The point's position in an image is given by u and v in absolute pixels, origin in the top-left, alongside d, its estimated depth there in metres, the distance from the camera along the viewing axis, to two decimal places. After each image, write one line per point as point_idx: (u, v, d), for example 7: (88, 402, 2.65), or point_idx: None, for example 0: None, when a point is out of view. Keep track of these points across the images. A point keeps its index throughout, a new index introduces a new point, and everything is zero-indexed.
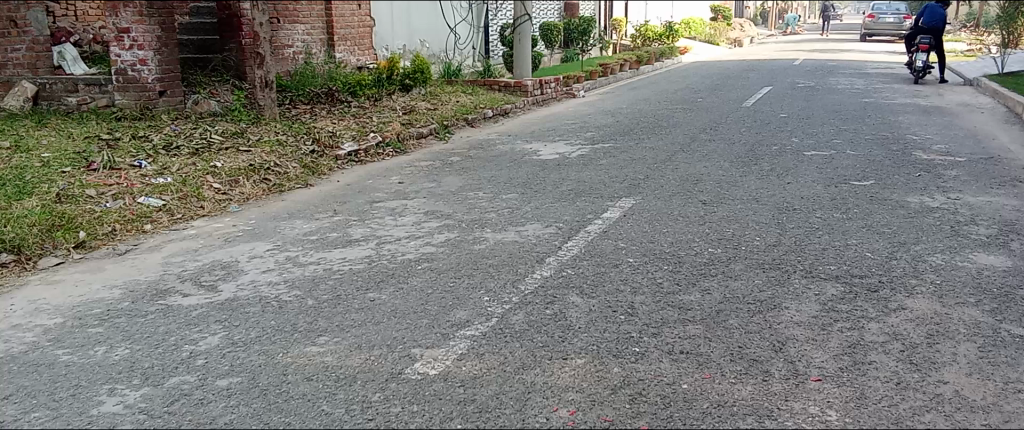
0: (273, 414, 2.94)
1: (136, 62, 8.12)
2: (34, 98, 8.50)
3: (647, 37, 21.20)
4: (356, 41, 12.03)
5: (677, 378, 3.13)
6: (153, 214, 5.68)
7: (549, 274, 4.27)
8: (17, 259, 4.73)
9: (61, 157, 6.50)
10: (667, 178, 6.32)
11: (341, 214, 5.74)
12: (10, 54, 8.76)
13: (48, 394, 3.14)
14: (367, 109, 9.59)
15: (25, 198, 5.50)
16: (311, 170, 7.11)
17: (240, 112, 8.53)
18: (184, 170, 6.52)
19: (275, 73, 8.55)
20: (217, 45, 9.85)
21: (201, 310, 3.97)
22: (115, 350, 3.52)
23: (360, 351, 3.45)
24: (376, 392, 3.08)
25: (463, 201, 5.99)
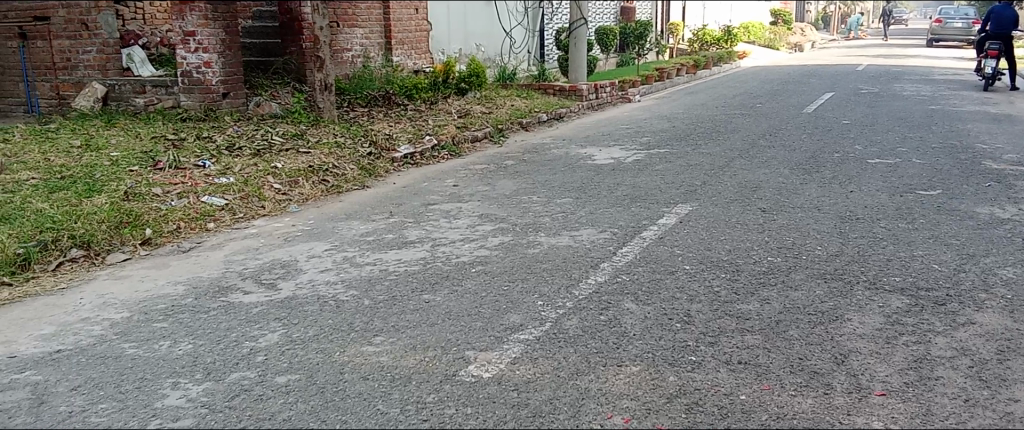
0: (330, 411, 2.98)
1: (200, 65, 8.32)
2: (104, 99, 8.87)
3: (705, 42, 20.92)
4: (413, 45, 12.16)
5: (735, 388, 3.07)
6: (216, 212, 5.82)
7: (604, 280, 4.25)
8: (87, 254, 4.90)
9: (129, 156, 6.71)
10: (725, 185, 6.23)
11: (397, 216, 5.80)
12: (82, 56, 9.13)
13: (115, 385, 3.23)
14: (423, 112, 9.69)
15: (94, 195, 5.69)
16: (368, 171, 7.21)
17: (300, 114, 8.69)
18: (246, 171, 6.67)
19: (334, 76, 8.71)
20: (278, 48, 10.07)
21: (261, 308, 4.05)
22: (179, 344, 3.62)
23: (416, 351, 3.47)
24: (431, 393, 3.10)
25: (518, 204, 6.00)
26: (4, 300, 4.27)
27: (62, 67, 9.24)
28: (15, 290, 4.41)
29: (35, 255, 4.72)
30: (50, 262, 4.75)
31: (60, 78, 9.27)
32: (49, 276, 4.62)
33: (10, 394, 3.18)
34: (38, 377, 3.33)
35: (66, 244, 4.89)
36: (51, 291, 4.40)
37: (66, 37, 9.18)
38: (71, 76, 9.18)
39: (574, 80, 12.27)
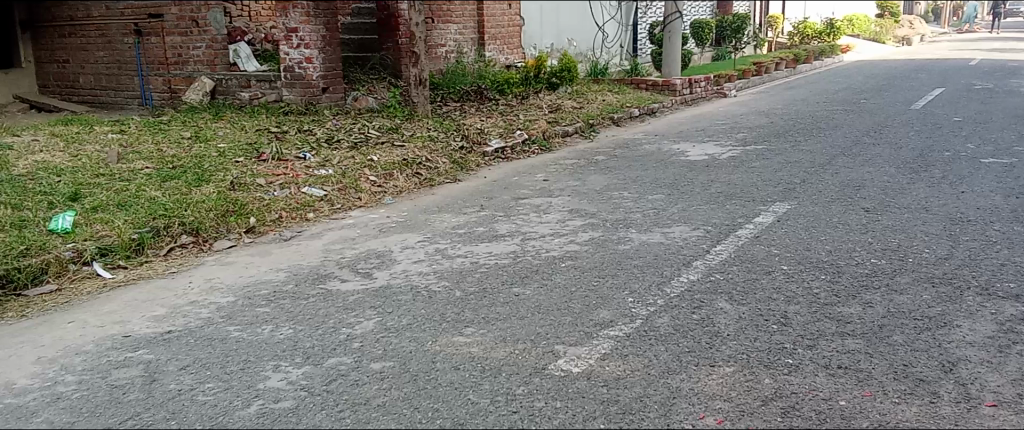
0: (423, 399, 3.05)
1: (302, 61, 8.63)
2: (212, 93, 9.31)
3: (806, 35, 20.23)
4: (505, 40, 12.25)
5: (834, 393, 2.97)
6: (315, 203, 6.03)
7: (697, 278, 4.18)
8: (196, 241, 5.16)
9: (235, 148, 7.01)
10: (825, 183, 6.02)
11: (488, 210, 5.86)
12: (193, 52, 9.51)
13: (220, 366, 3.39)
14: (514, 107, 9.74)
15: (203, 185, 5.97)
16: (460, 165, 7.31)
17: (395, 108, 8.89)
18: (344, 163, 6.88)
19: (429, 71, 8.86)
20: (375, 44, 10.32)
21: (357, 296, 4.17)
22: (280, 329, 3.77)
23: (506, 344, 3.51)
24: (520, 385, 3.13)
25: (609, 200, 5.96)
26: (121, 282, 4.55)
27: (174, 62, 9.67)
28: (131, 273, 4.67)
29: (149, 240, 4.98)
30: (162, 248, 5.01)
31: (172, 73, 9.72)
32: (162, 261, 4.88)
33: (125, 371, 3.37)
34: (150, 356, 3.52)
35: (177, 230, 5.15)
36: (164, 275, 4.65)
37: (178, 34, 9.57)
38: (181, 70, 9.64)
39: (667, 75, 12.07)
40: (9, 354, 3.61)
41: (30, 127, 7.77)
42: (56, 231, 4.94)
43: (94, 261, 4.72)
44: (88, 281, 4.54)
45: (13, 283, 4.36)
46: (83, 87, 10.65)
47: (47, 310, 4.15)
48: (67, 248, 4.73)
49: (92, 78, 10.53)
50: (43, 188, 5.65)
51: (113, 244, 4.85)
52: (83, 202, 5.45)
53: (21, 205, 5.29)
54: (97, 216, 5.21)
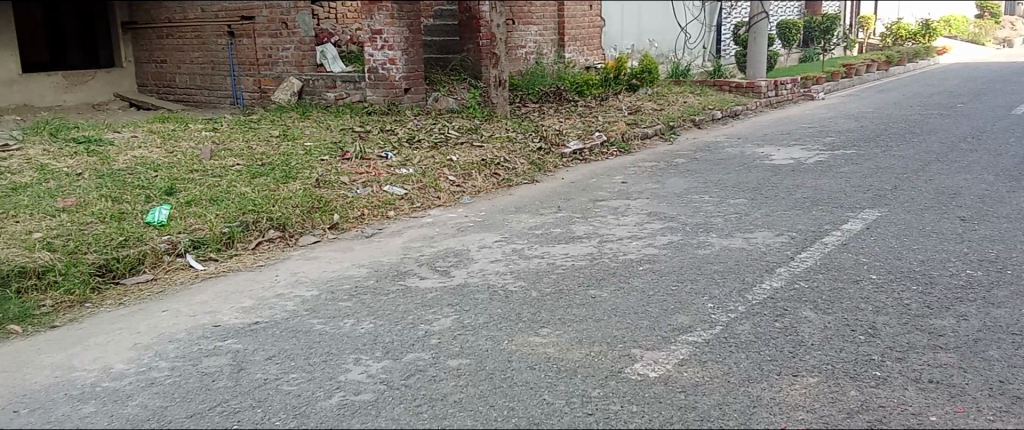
0: (499, 397, 3.07)
1: (386, 62, 8.85)
2: (299, 93, 9.61)
3: (900, 36, 19.47)
4: (585, 41, 12.22)
5: (924, 408, 2.86)
6: (396, 201, 6.15)
7: (780, 286, 4.08)
8: (283, 236, 5.34)
9: (321, 146, 7.21)
10: (918, 190, 5.78)
11: (565, 211, 5.85)
12: (282, 53, 9.82)
13: (304, 357, 3.50)
14: (594, 108, 9.70)
15: (290, 181, 6.17)
16: (538, 166, 7.33)
17: (475, 109, 8.98)
18: (424, 162, 6.99)
19: (509, 72, 8.92)
20: (456, 46, 10.45)
21: (435, 294, 4.24)
22: (362, 323, 3.87)
23: (582, 345, 3.50)
24: (596, 388, 3.12)
25: (688, 204, 5.88)
26: (212, 273, 4.75)
27: (264, 63, 10.02)
28: (221, 266, 4.87)
29: (238, 234, 5.18)
30: (251, 241, 5.21)
31: (262, 73, 10.07)
32: (250, 254, 5.07)
33: (215, 359, 3.52)
34: (239, 345, 3.66)
35: (265, 225, 5.34)
36: (252, 267, 4.83)
37: (268, 36, 9.91)
38: (271, 71, 9.98)
39: (752, 76, 11.80)
40: (109, 339, 3.80)
41: (131, 124, 8.17)
42: (153, 224, 5.18)
43: (187, 253, 4.93)
44: (181, 272, 4.75)
45: (113, 271, 4.60)
46: (179, 86, 11.12)
47: (143, 299, 4.36)
48: (163, 239, 4.95)
49: (187, 78, 10.96)
50: (141, 182, 5.94)
51: (205, 237, 5.05)
52: (178, 196, 5.70)
53: (121, 198, 5.57)
54: (191, 210, 5.43)
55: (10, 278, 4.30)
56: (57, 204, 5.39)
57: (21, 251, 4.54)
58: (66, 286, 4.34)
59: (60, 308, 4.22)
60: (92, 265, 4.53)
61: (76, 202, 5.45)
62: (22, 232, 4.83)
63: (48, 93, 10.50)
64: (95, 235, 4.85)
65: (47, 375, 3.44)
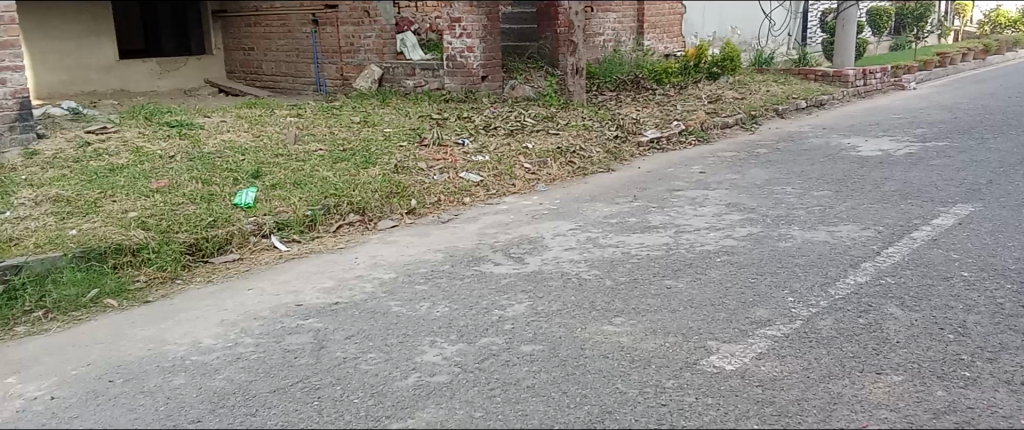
0: (572, 384, 3.08)
1: (464, 50, 9.00)
2: (380, 80, 9.80)
3: (1000, 24, 18.45)
4: (665, 28, 12.05)
5: (1016, 412, 2.75)
6: (472, 188, 6.22)
7: (864, 281, 3.95)
8: (362, 220, 5.47)
9: (399, 133, 7.34)
10: (1016, 185, 5.50)
11: (641, 200, 5.80)
12: (363, 41, 10.01)
13: (382, 338, 3.59)
14: (673, 97, 9.56)
15: (370, 167, 6.30)
16: (614, 155, 7.28)
17: (551, 97, 8.97)
18: (500, 150, 7.02)
19: (587, 60, 8.87)
20: (535, 34, 10.45)
21: (510, 279, 4.28)
22: (437, 307, 3.93)
23: (656, 336, 3.47)
24: (670, 379, 3.09)
25: (769, 195, 5.74)
26: (295, 255, 4.90)
27: (346, 51, 10.23)
28: (304, 247, 5.03)
29: (320, 217, 5.32)
30: (332, 224, 5.35)
31: (344, 61, 10.28)
32: (331, 237, 5.22)
33: (297, 337, 3.63)
34: (319, 325, 3.77)
35: (345, 208, 5.47)
36: (333, 250, 4.97)
37: (351, 24, 10.10)
38: (353, 58, 10.19)
39: (839, 64, 11.41)
40: (197, 315, 3.97)
41: (220, 109, 8.49)
42: (240, 206, 5.37)
43: (272, 235, 5.10)
44: (266, 253, 4.92)
45: (202, 250, 4.78)
46: (265, 73, 11.46)
47: (230, 277, 4.54)
48: (249, 221, 5.12)
49: (274, 65, 11.29)
50: (229, 166, 6.16)
51: (289, 219, 5.21)
52: (264, 179, 5.89)
53: (210, 180, 5.79)
54: (276, 193, 5.61)
55: (108, 254, 4.52)
56: (151, 184, 5.64)
57: (118, 229, 4.78)
58: (159, 262, 4.55)
59: (153, 284, 4.43)
60: (183, 244, 4.73)
61: (169, 183, 5.69)
62: (119, 211, 5.08)
63: (143, 79, 10.99)
64: (187, 216, 5.06)
65: (141, 348, 3.61)
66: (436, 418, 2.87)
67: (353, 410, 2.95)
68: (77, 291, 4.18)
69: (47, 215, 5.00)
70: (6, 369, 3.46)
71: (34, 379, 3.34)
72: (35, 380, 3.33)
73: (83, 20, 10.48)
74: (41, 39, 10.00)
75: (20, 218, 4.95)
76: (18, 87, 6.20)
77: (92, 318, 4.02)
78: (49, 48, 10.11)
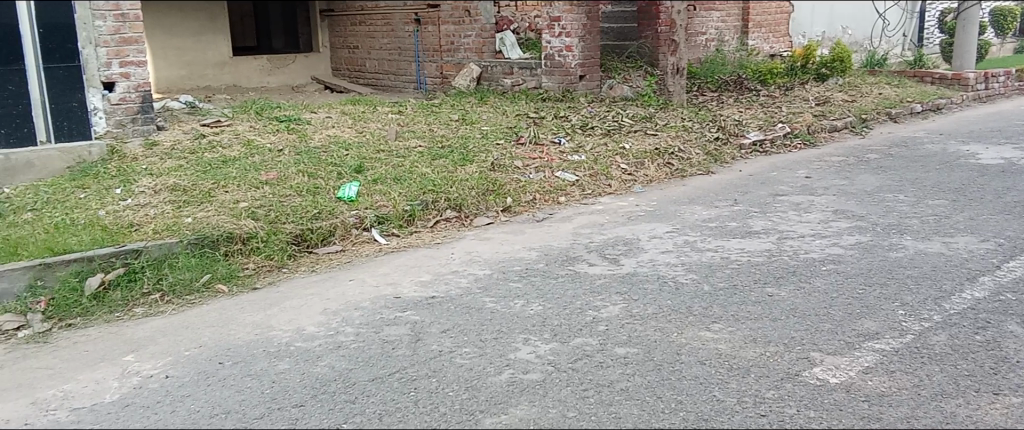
0: (667, 389, 3.03)
1: (562, 49, 8.99)
2: (478, 79, 9.91)
3: None
4: (771, 27, 11.70)
5: None
6: (567, 187, 6.21)
7: (982, 296, 3.73)
8: (459, 216, 5.55)
9: (497, 131, 7.40)
10: None
11: (742, 204, 5.65)
12: (463, 40, 10.15)
13: (476, 333, 3.62)
14: (777, 98, 9.27)
15: (467, 164, 6.38)
16: (714, 157, 7.12)
17: (650, 97, 8.85)
18: (597, 150, 6.97)
19: (687, 60, 8.70)
20: (635, 33, 10.33)
21: (604, 280, 4.25)
22: (531, 305, 3.94)
23: (756, 344, 3.37)
24: (770, 389, 3.00)
25: (879, 202, 5.49)
26: (394, 248, 5.01)
27: (447, 49, 10.39)
28: (403, 241, 5.14)
29: (418, 212, 5.43)
30: (429, 219, 5.45)
31: (444, 59, 10.44)
32: (428, 232, 5.31)
33: (395, 328, 3.71)
34: (416, 317, 3.84)
35: (443, 205, 5.56)
36: (430, 245, 5.05)
37: (451, 23, 10.25)
38: (453, 57, 10.34)
39: (958, 67, 10.80)
40: (301, 303, 4.12)
41: (325, 105, 8.77)
42: (344, 199, 5.52)
43: (372, 228, 5.22)
44: (367, 245, 5.06)
45: (307, 241, 4.95)
46: (368, 71, 11.76)
47: (333, 267, 4.69)
48: (351, 213, 5.25)
49: (377, 63, 11.58)
50: (334, 160, 6.36)
51: (389, 214, 5.32)
52: (366, 174, 6.05)
53: (316, 173, 5.99)
54: (377, 188, 5.75)
55: (220, 242, 4.73)
56: (260, 176, 5.88)
57: (230, 218, 4.99)
58: (267, 252, 4.73)
59: (261, 271, 4.62)
60: (289, 234, 4.90)
61: (277, 176, 5.91)
62: (231, 201, 5.31)
63: (254, 75, 11.49)
64: (294, 207, 5.23)
65: (248, 332, 3.77)
66: (530, 416, 2.87)
67: (447, 402, 2.99)
68: (191, 275, 4.40)
69: (165, 203, 5.28)
70: (126, 347, 3.67)
71: (151, 358, 3.53)
72: (152, 359, 3.52)
73: (201, 17, 11.05)
74: (163, 35, 10.69)
75: (140, 205, 5.25)
76: (141, 81, 6.58)
77: (205, 302, 4.22)
78: (169, 45, 10.74)
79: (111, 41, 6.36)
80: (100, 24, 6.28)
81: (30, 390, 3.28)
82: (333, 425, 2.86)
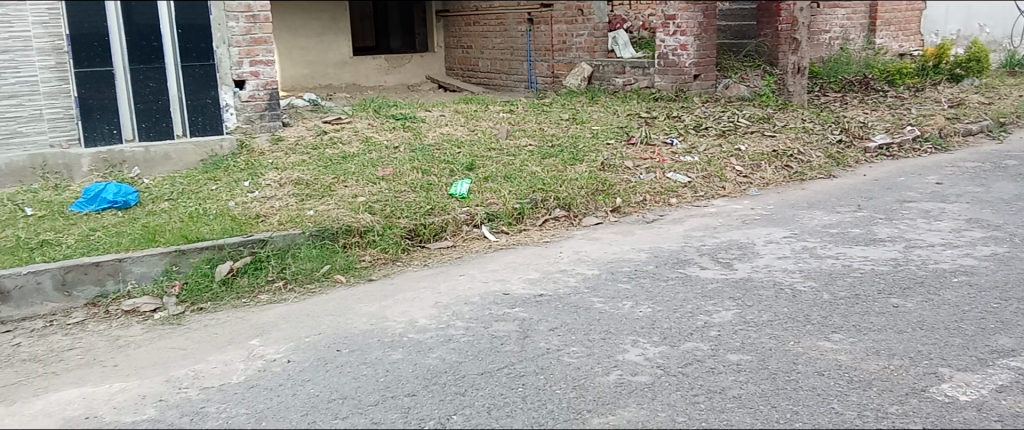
0: (782, 399, 2.93)
1: (677, 47, 8.85)
2: (589, 78, 9.88)
3: None
4: (900, 25, 11.12)
5: None
6: (679, 189, 6.11)
7: None
8: (567, 215, 5.56)
9: (607, 131, 7.35)
10: None
11: (866, 210, 5.40)
12: (576, 39, 10.17)
13: (584, 333, 3.62)
14: (906, 100, 8.81)
15: (577, 163, 6.38)
16: (837, 160, 6.83)
17: (768, 97, 8.57)
18: (711, 151, 6.82)
19: (810, 59, 8.40)
20: (753, 31, 10.03)
21: (717, 285, 4.15)
22: (640, 307, 3.90)
23: (879, 357, 3.22)
24: (894, 404, 2.86)
25: (1019, 212, 5.13)
26: (503, 245, 5.08)
27: (559, 49, 10.41)
28: (512, 239, 5.20)
29: (528, 211, 5.47)
30: (538, 218, 5.47)
31: (556, 59, 10.47)
32: (537, 230, 5.35)
33: (504, 324, 3.76)
34: (525, 314, 3.88)
35: (552, 203, 5.58)
36: (538, 243, 5.09)
37: (564, 22, 10.28)
38: (565, 56, 10.35)
39: None
40: (414, 296, 4.23)
41: (439, 104, 8.95)
42: (455, 196, 5.62)
43: (483, 225, 5.30)
44: (477, 241, 5.14)
45: (420, 236, 5.08)
46: (481, 70, 11.93)
47: (444, 262, 4.80)
48: (462, 210, 5.35)
49: (489, 62, 11.74)
50: (446, 157, 6.49)
51: (499, 211, 5.39)
52: (477, 172, 6.15)
53: (429, 170, 6.13)
54: (488, 186, 5.83)
55: (339, 234, 4.91)
56: (377, 172, 6.07)
57: (349, 211, 5.19)
58: (382, 245, 4.89)
59: (377, 263, 4.78)
60: (404, 229, 5.04)
61: (392, 172, 6.09)
62: (350, 196, 5.52)
63: (372, 74, 11.88)
64: (408, 203, 5.38)
65: (365, 322, 3.91)
66: (638, 418, 2.85)
67: (555, 400, 3.00)
68: (313, 265, 4.61)
69: (289, 196, 5.54)
70: (251, 331, 3.88)
71: (274, 343, 3.71)
72: (275, 343, 3.71)
73: (324, 18, 11.49)
74: (289, 35, 11.21)
75: (266, 198, 5.53)
76: (268, 80, 6.92)
77: (324, 291, 4.41)
78: (294, 45, 11.27)
79: (243, 41, 6.72)
80: (233, 25, 6.66)
81: (166, 368, 3.51)
82: (444, 415, 2.92)
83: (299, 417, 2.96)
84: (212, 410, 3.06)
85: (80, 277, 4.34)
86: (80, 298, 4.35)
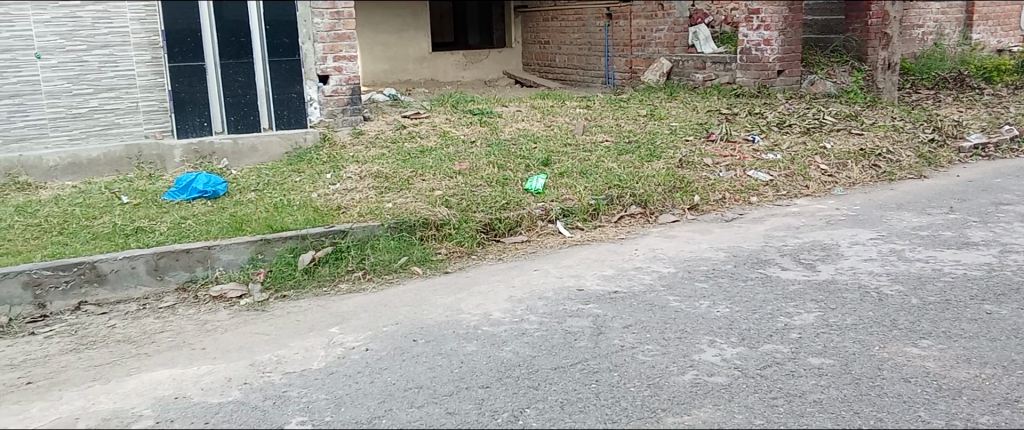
0: (865, 405, 2.84)
1: (761, 42, 8.67)
2: (668, 74, 9.74)
3: None
4: (999, 20, 10.57)
5: None
6: (760, 187, 5.97)
7: None
8: (643, 212, 5.50)
9: (685, 127, 7.24)
10: None
11: (959, 213, 5.17)
12: (656, 34, 10.03)
13: (659, 331, 3.58)
14: (1004, 98, 8.39)
15: (654, 160, 6.30)
16: (928, 160, 6.56)
17: (856, 94, 8.28)
18: (794, 149, 6.65)
19: (901, 54, 8.08)
20: (841, 26, 9.71)
21: (798, 286, 4.04)
22: (717, 307, 3.83)
23: (970, 365, 3.09)
24: (985, 414, 2.75)
25: None
26: (578, 241, 5.07)
27: (638, 44, 10.31)
28: (587, 235, 5.18)
29: (603, 207, 5.44)
30: (614, 214, 5.44)
31: (634, 54, 10.37)
32: (612, 227, 5.32)
33: (579, 320, 3.76)
34: (599, 311, 3.86)
35: (627, 200, 5.54)
36: (614, 240, 5.06)
37: (644, 17, 10.15)
38: (643, 51, 10.25)
39: None
40: (489, 289, 4.27)
41: (516, 99, 8.97)
42: (530, 191, 5.63)
43: (557, 220, 5.30)
44: (552, 237, 5.15)
45: (495, 230, 5.11)
46: (558, 66, 11.90)
47: (519, 257, 4.82)
48: (537, 205, 5.36)
49: (567, 58, 11.70)
50: (522, 152, 6.51)
51: (574, 207, 5.38)
52: (553, 167, 6.14)
53: (505, 165, 6.16)
54: (563, 181, 5.82)
55: (416, 227, 5.00)
56: (454, 166, 6.14)
57: (426, 205, 5.27)
58: (458, 238, 4.95)
59: (453, 256, 4.84)
60: (479, 223, 5.08)
61: (469, 166, 6.15)
62: (427, 189, 5.60)
63: (451, 69, 12.02)
64: (484, 198, 5.42)
65: (440, 314, 3.95)
66: (714, 419, 2.81)
67: (629, 397, 2.99)
68: (391, 256, 4.70)
69: (369, 188, 5.66)
70: (331, 319, 3.99)
71: (353, 331, 3.81)
72: (354, 332, 3.80)
73: (405, 14, 11.68)
74: (371, 31, 11.42)
75: (347, 190, 5.66)
76: (351, 75, 7.02)
77: (401, 282, 4.50)
78: (376, 41, 11.48)
79: (326, 37, 6.84)
80: (318, 21, 6.80)
81: (250, 352, 3.65)
82: (517, 408, 2.94)
83: (376, 405, 3.03)
84: (294, 394, 3.16)
85: (171, 263, 4.53)
86: (171, 282, 4.55)
